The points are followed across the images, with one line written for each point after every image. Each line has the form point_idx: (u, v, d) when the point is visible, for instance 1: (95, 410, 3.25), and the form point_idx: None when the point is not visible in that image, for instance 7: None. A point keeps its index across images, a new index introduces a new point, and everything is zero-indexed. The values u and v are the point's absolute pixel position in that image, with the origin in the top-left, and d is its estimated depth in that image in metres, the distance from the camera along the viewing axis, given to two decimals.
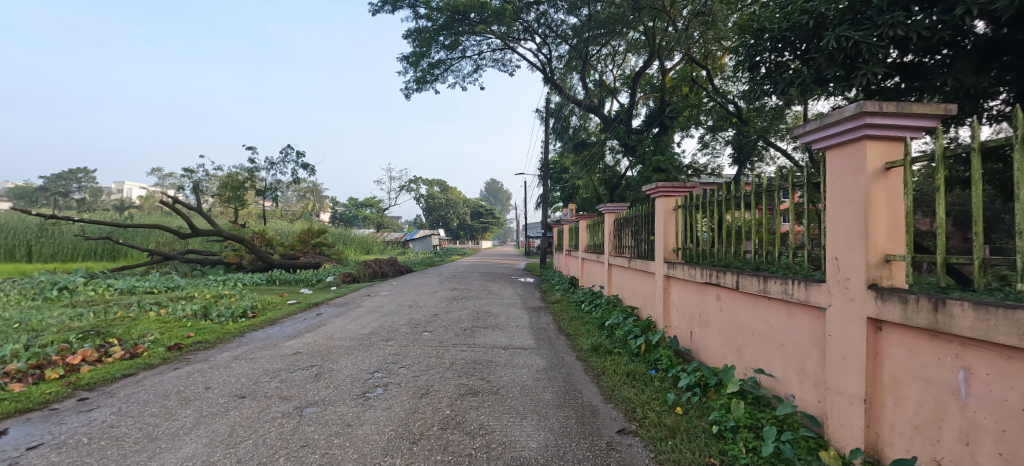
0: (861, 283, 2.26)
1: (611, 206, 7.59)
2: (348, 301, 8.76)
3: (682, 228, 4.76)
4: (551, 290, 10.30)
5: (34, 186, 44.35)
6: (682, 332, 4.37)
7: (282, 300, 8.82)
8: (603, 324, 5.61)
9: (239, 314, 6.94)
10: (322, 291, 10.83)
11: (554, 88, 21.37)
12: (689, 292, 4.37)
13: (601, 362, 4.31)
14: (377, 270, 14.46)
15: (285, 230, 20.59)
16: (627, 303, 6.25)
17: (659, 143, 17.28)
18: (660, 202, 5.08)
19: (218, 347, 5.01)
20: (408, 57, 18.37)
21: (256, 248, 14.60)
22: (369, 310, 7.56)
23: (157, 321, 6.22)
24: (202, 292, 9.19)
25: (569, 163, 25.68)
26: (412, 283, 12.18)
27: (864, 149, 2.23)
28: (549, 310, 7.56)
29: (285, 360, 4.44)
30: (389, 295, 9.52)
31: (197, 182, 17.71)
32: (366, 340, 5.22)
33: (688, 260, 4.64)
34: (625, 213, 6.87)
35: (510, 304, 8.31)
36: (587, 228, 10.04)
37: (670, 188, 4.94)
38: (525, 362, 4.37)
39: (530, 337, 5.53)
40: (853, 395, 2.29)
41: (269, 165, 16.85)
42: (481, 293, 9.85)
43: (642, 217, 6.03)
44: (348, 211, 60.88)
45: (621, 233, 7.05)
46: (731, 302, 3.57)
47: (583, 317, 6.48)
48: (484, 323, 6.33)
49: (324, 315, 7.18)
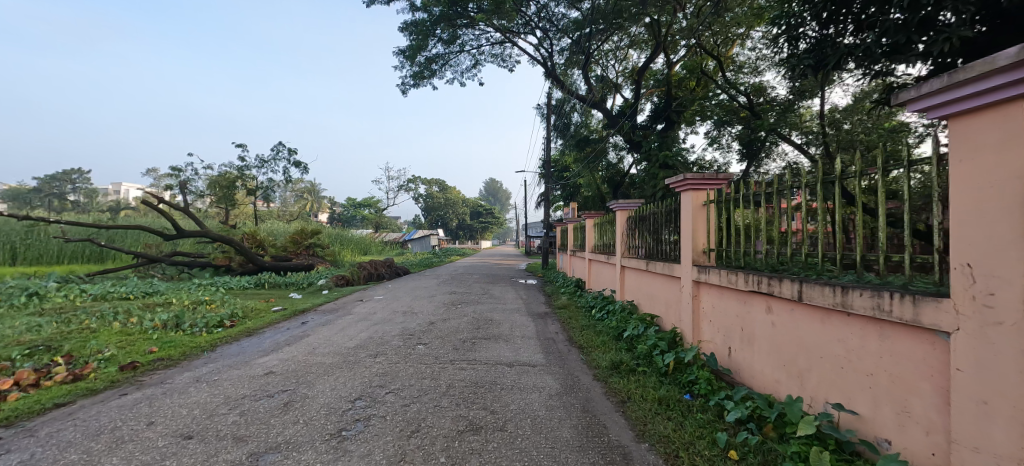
0: (1015, 301, 1.62)
1: (623, 203, 6.93)
2: (338, 307, 8.09)
3: (715, 226, 4.13)
4: (556, 294, 9.66)
5: (28, 187, 43.67)
6: (719, 349, 3.75)
7: (268, 306, 8.17)
8: (621, 336, 4.96)
9: (215, 324, 6.28)
10: (312, 295, 10.17)
11: (556, 85, 20.76)
12: (726, 301, 3.72)
13: (623, 383, 3.67)
14: (372, 272, 13.82)
15: (278, 231, 19.89)
16: (644, 310, 5.61)
17: (665, 138, 16.65)
18: (687, 197, 4.41)
19: (181, 366, 4.36)
20: (405, 51, 17.75)
21: (247, 250, 13.95)
22: (360, 318, 6.93)
23: (120, 333, 5.56)
24: (181, 298, 8.54)
25: (570, 162, 25.06)
26: (408, 286, 11.51)
27: (1023, 112, 1.59)
28: (556, 317, 6.91)
29: (253, 383, 3.79)
30: (383, 300, 8.86)
31: (186, 181, 17.05)
32: (350, 357, 4.56)
33: (723, 263, 4.03)
34: (641, 210, 6.17)
35: (514, 309, 7.67)
36: (594, 228, 9.40)
37: (698, 180, 4.28)
38: (535, 385, 3.73)
39: (538, 350, 4.89)
40: (1001, 455, 1.65)
41: (260, 163, 16.17)
42: (482, 298, 9.19)
43: (663, 213, 5.34)
44: (346, 212, 60.17)
45: (637, 234, 6.38)
46: (790, 316, 2.92)
47: (595, 325, 5.83)
48: (486, 333, 5.68)
49: (309, 324, 6.52)
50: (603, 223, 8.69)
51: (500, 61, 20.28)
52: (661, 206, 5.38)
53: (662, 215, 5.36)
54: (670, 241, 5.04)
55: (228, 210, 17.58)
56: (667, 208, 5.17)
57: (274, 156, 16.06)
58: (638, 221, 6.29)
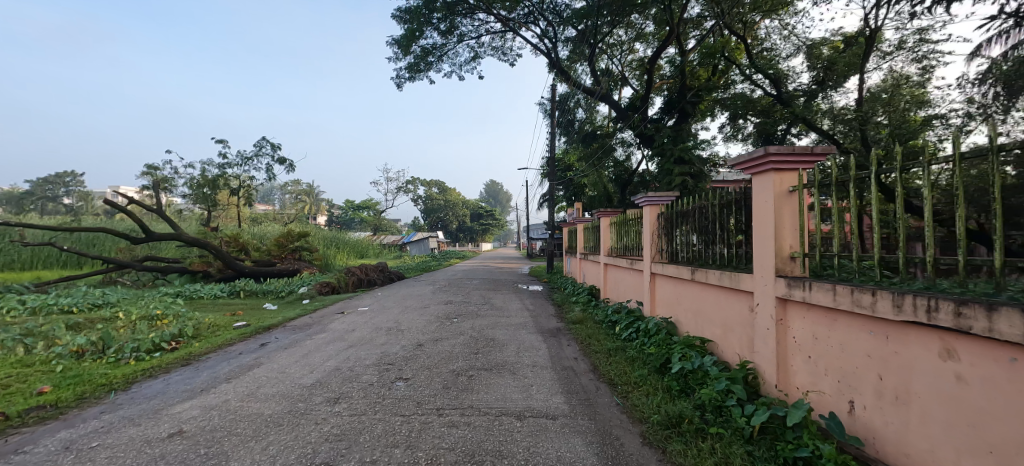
0: None
1: (652, 197, 5.62)
2: (312, 322, 6.89)
3: (799, 226, 3.00)
4: (566, 304, 8.46)
5: (19, 190, 42.73)
6: (835, 402, 2.57)
7: (229, 322, 6.93)
8: (666, 368, 3.76)
9: (149, 349, 5.05)
10: (290, 306, 8.97)
11: (559, 77, 19.53)
12: (843, 334, 2.54)
13: (693, 456, 2.46)
14: (362, 278, 12.60)
15: (265, 233, 18.65)
16: (689, 330, 4.43)
17: (680, 131, 15.29)
18: (763, 181, 3.20)
19: (62, 421, 3.14)
20: (401, 41, 16.63)
21: (224, 254, 12.73)
22: (335, 337, 5.74)
23: (15, 365, 4.33)
24: (131, 311, 7.30)
25: (574, 160, 23.78)
26: (400, 295, 10.31)
27: None
28: (571, 335, 5.74)
29: (142, 455, 2.57)
30: (367, 313, 7.65)
31: (164, 180, 15.83)
32: (303, 402, 3.34)
33: (819, 273, 2.88)
34: (681, 205, 4.90)
35: (520, 324, 6.49)
36: (610, 228, 8.24)
37: (785, 162, 3.02)
38: (563, 457, 2.51)
39: (556, 389, 3.68)
40: None
41: (242, 160, 14.94)
42: (482, 309, 8.02)
43: (717, 207, 4.08)
44: (343, 213, 58.84)
45: (676, 234, 5.09)
46: (1002, 371, 1.74)
47: (625, 350, 4.63)
48: (487, 361, 4.45)
49: (268, 347, 5.30)
50: (622, 223, 7.52)
51: (501, 53, 19.10)
52: (715, 198, 4.10)
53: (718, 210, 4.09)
54: (733, 243, 3.79)
55: (209, 211, 16.34)
56: (728, 199, 3.89)
57: (256, 152, 14.86)
58: (675, 218, 5.07)
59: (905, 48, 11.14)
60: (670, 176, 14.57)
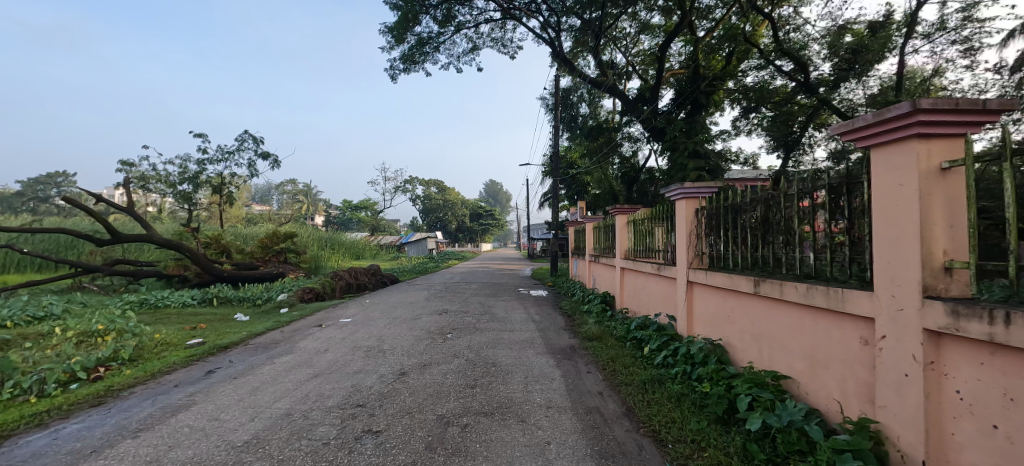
0: None
1: (686, 189, 4.61)
2: (282, 339, 5.86)
3: (958, 224, 2.03)
4: (576, 314, 7.43)
5: (7, 191, 41.49)
6: None
7: (182, 340, 5.87)
8: (737, 420, 2.75)
9: (56, 382, 3.96)
10: (264, 317, 7.89)
11: (563, 69, 18.41)
12: None
13: None
14: (351, 283, 11.57)
15: (252, 234, 17.60)
16: (751, 358, 3.45)
17: (693, 123, 14.18)
18: (888, 161, 2.22)
19: None
20: (394, 32, 15.57)
21: (201, 257, 11.63)
22: (300, 361, 4.69)
23: None
24: (68, 326, 6.20)
25: (578, 157, 22.65)
26: (391, 302, 9.31)
27: None
28: (589, 357, 4.74)
29: None
30: (347, 326, 6.60)
31: (139, 177, 14.68)
32: None
33: (993, 296, 1.90)
34: (735, 197, 3.84)
35: (526, 341, 5.51)
36: (625, 227, 7.29)
37: (940, 125, 2.00)
38: None
39: (583, 450, 2.64)
40: None
41: (223, 156, 13.81)
42: (481, 319, 7.04)
43: (801, 200, 3.03)
44: (340, 214, 57.80)
45: (728, 235, 4.02)
46: None
47: (666, 385, 3.62)
48: (485, 399, 3.43)
49: (214, 376, 4.25)
50: (642, 221, 6.50)
51: (501, 44, 17.99)
52: (796, 187, 3.04)
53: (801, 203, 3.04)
54: (828, 246, 2.80)
55: (189, 211, 15.21)
56: (819, 189, 2.84)
57: (237, 147, 13.78)
58: (722, 213, 4.07)
59: (947, 28, 10.13)
60: (683, 171, 13.52)
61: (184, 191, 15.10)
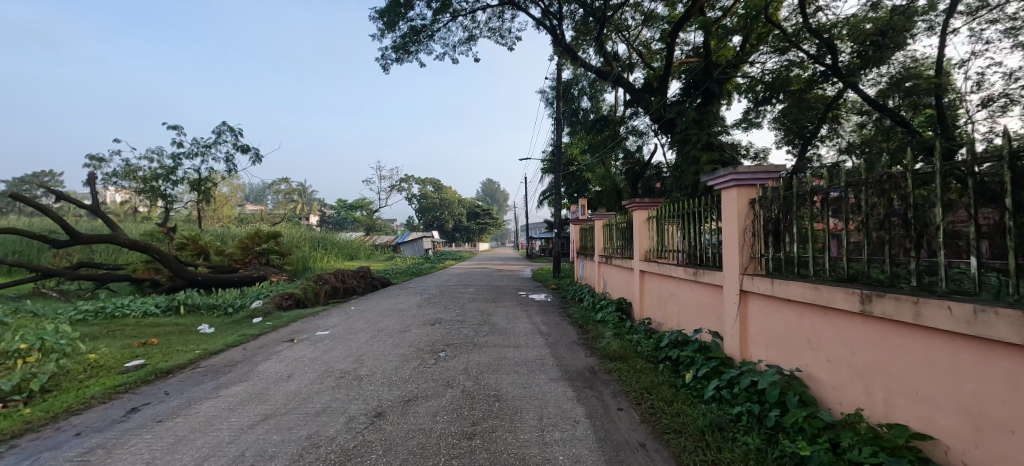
0: None
1: (728, 178, 3.74)
2: (240, 360, 4.85)
3: None
4: (588, 324, 6.52)
5: None
6: None
7: (120, 362, 4.87)
8: None
9: None
10: (231, 329, 6.88)
11: (563, 59, 17.44)
12: None
13: None
14: (337, 286, 10.57)
15: (235, 235, 16.52)
16: (852, 401, 2.55)
17: (706, 114, 13.22)
18: None
19: None
20: (386, 19, 14.55)
21: (171, 260, 10.59)
22: (254, 392, 3.72)
23: None
24: None
25: (579, 152, 21.74)
26: (380, 309, 8.31)
27: None
28: (616, 385, 3.80)
29: None
30: (322, 342, 5.61)
31: (110, 174, 13.64)
32: None
33: None
34: (811, 183, 2.99)
35: (536, 361, 4.56)
36: (643, 225, 6.35)
37: None
38: None
39: None
40: None
41: (198, 149, 12.75)
42: (480, 331, 6.10)
43: (948, 180, 2.17)
44: (335, 214, 56.73)
45: (801, 233, 3.15)
46: None
47: (734, 437, 2.67)
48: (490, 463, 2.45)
49: (133, 418, 3.26)
50: (664, 218, 5.58)
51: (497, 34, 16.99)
52: (940, 163, 2.20)
53: (948, 185, 2.18)
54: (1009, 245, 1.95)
55: (165, 209, 14.17)
56: (990, 159, 1.99)
57: (215, 139, 12.75)
58: (790, 205, 3.21)
59: (990, 6, 9.22)
60: (696, 164, 12.57)
61: (159, 188, 14.04)
